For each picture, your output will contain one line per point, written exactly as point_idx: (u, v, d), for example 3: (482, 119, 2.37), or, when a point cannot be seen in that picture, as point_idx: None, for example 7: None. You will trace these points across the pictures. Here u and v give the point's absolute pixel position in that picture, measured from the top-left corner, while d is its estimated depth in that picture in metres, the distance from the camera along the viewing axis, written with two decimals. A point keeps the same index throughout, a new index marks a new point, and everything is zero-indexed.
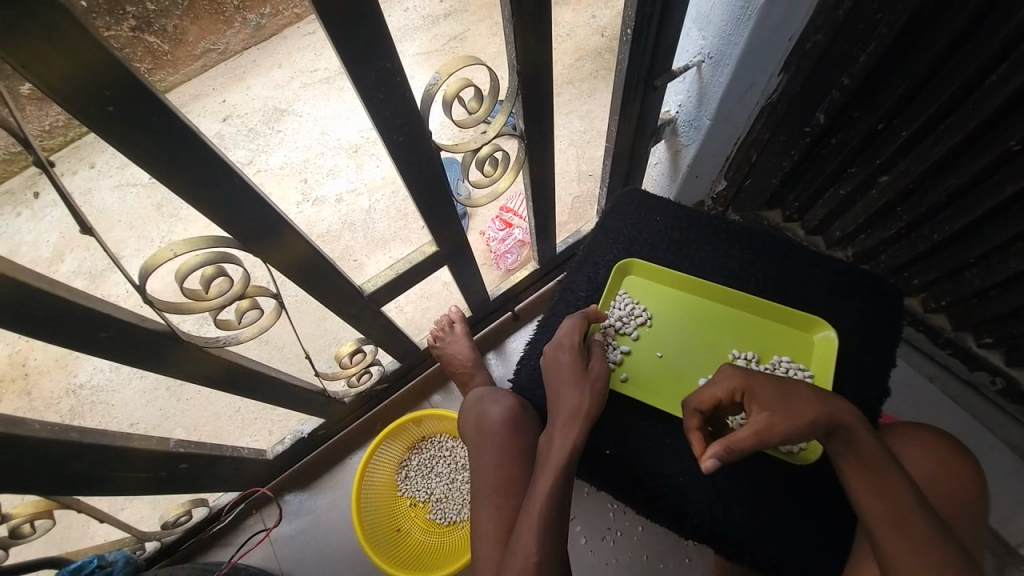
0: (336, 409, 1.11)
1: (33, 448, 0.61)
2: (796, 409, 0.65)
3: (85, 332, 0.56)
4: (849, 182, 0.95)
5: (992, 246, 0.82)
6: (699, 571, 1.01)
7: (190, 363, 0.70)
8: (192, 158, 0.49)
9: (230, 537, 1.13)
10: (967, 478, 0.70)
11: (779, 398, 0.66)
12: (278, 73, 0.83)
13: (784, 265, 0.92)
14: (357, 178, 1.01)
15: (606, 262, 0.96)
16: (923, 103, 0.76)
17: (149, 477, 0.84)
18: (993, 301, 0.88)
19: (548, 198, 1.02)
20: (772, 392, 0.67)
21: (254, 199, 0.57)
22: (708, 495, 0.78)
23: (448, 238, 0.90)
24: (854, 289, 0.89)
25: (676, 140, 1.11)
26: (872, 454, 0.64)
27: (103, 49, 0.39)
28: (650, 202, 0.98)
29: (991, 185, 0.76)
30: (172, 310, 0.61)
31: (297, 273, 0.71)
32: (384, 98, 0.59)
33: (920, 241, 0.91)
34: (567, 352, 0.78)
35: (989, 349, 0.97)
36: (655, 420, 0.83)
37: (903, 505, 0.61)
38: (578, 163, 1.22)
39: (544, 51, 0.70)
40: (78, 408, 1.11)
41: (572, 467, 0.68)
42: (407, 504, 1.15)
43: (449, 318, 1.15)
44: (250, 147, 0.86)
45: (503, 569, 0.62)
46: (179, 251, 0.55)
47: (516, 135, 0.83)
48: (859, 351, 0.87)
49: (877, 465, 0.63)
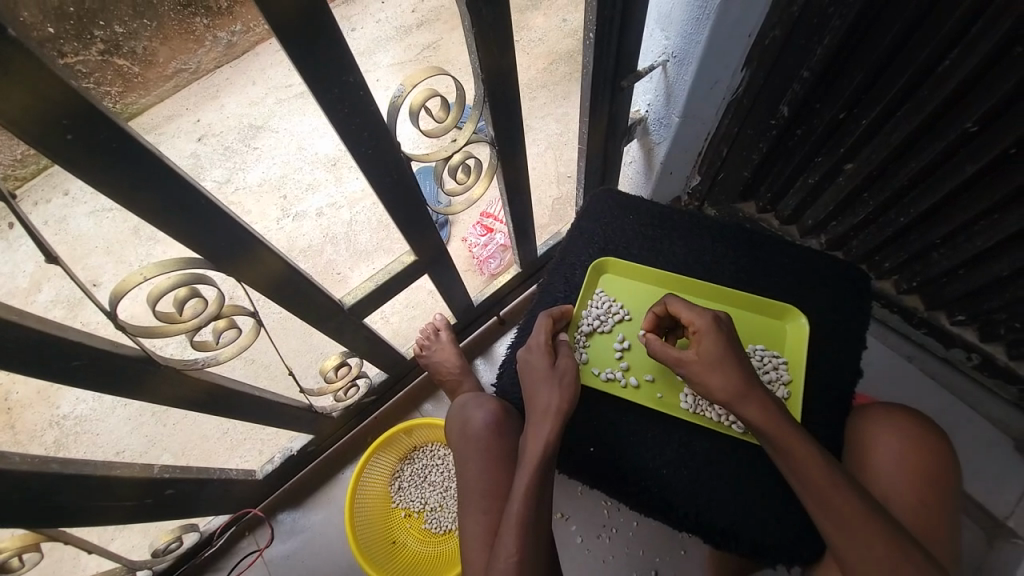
0: (325, 424, 1.10)
1: (10, 483, 0.60)
2: (724, 374, 0.70)
3: (57, 362, 0.55)
4: (816, 172, 0.97)
5: (957, 226, 0.84)
6: (696, 563, 1.02)
7: (169, 388, 0.69)
8: (159, 182, 0.49)
9: (224, 561, 1.12)
10: (940, 460, 0.71)
11: (714, 356, 0.72)
12: (251, 90, 0.85)
13: (757, 255, 0.94)
14: (336, 191, 1.03)
15: (583, 262, 0.97)
16: (880, 91, 0.78)
17: (135, 506, 0.82)
18: (962, 278, 0.91)
19: (525, 201, 1.02)
20: (713, 351, 0.72)
21: (224, 220, 0.57)
22: (697, 485, 0.79)
23: (426, 246, 0.90)
24: (825, 275, 0.91)
25: (648, 139, 1.12)
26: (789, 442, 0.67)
27: (58, 79, 0.39)
28: (623, 200, 1.00)
29: (949, 167, 0.78)
30: (146, 335, 0.60)
31: (274, 290, 0.71)
32: (349, 111, 0.59)
33: (887, 226, 0.94)
34: (539, 354, 0.80)
35: (963, 325, 1.00)
36: (639, 415, 0.84)
37: (831, 494, 0.63)
38: (555, 165, 1.24)
39: (507, 58, 0.71)
40: (61, 439, 1.09)
41: (549, 464, 0.68)
42: (402, 516, 1.14)
43: (434, 326, 1.16)
44: (227, 165, 0.92)
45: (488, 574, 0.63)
46: (150, 276, 0.55)
47: (488, 141, 0.84)
48: (834, 336, 0.88)
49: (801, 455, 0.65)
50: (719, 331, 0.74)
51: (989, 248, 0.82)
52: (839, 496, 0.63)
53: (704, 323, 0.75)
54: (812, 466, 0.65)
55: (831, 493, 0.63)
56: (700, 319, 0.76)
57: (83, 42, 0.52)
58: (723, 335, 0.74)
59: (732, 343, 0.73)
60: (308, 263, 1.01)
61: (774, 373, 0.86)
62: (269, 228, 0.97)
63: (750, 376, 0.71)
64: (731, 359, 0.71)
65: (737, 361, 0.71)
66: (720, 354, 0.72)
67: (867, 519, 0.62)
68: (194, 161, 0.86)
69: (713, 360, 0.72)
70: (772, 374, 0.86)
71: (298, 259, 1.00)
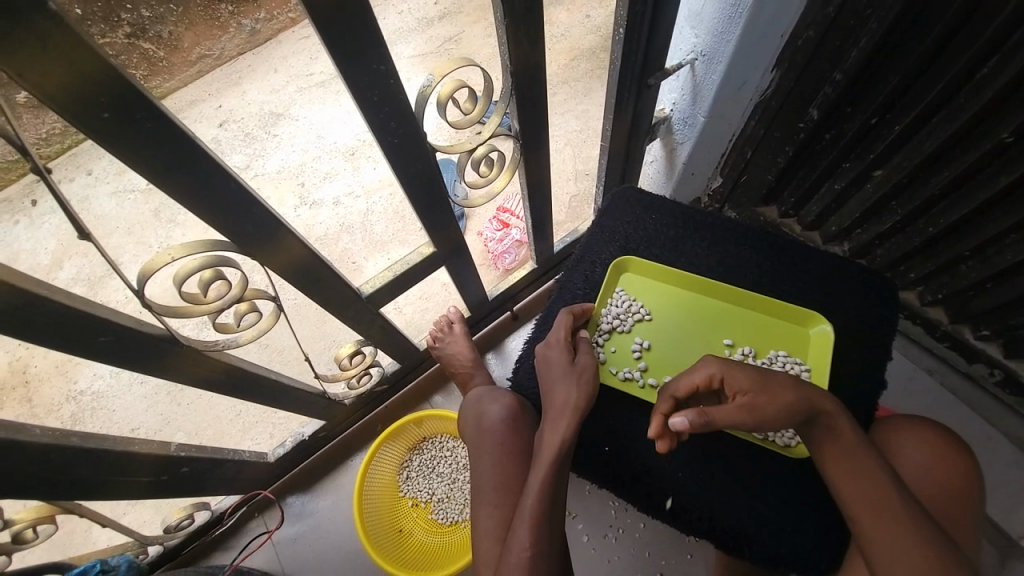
0: (337, 411, 1.11)
1: (32, 454, 0.61)
2: (777, 395, 0.67)
3: (84, 337, 0.56)
4: (843, 177, 0.95)
5: (986, 239, 0.82)
6: (702, 568, 1.01)
7: (189, 368, 0.70)
8: (190, 162, 0.50)
9: (233, 540, 1.13)
10: (965, 472, 0.70)
11: (763, 361, 0.71)
12: (273, 77, 0.88)
13: (780, 260, 0.93)
14: (354, 180, 1.03)
15: (602, 260, 0.96)
16: (917, 97, 0.76)
17: (150, 482, 0.84)
18: (989, 293, 0.89)
19: (544, 196, 1.01)
20: (753, 379, 0.69)
21: (251, 203, 0.57)
22: (711, 489, 0.78)
23: (445, 238, 0.90)
24: (848, 284, 0.90)
25: (671, 138, 1.11)
26: (843, 436, 0.67)
27: (98, 56, 0.39)
28: (645, 199, 0.99)
29: (983, 177, 0.76)
30: (170, 314, 0.60)
31: (296, 276, 0.71)
32: (379, 100, 0.59)
33: (915, 235, 0.92)
34: (558, 350, 0.79)
35: (986, 341, 0.98)
36: (654, 417, 0.83)
37: (873, 482, 0.64)
38: (574, 162, 1.23)
39: (536, 51, 0.70)
40: (77, 414, 1.12)
41: (564, 461, 0.68)
42: (409, 505, 1.15)
43: (448, 319, 1.16)
44: (247, 151, 0.92)
45: (500, 567, 0.63)
46: (177, 256, 0.55)
47: (511, 136, 0.84)
48: (856, 345, 0.87)
49: (854, 446, 0.66)
50: (738, 366, 0.71)
51: (1019, 262, 0.80)
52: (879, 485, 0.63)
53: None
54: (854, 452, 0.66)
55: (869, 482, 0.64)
56: (737, 327, 0.76)
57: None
58: (765, 342, 0.74)
59: (772, 349, 0.73)
60: (324, 251, 1.03)
61: None
62: (288, 214, 0.98)
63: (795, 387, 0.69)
64: (771, 377, 0.69)
65: (778, 379, 0.69)
66: (764, 382, 0.68)
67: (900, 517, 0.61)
68: (214, 144, 0.87)
69: (759, 364, 0.71)
70: None
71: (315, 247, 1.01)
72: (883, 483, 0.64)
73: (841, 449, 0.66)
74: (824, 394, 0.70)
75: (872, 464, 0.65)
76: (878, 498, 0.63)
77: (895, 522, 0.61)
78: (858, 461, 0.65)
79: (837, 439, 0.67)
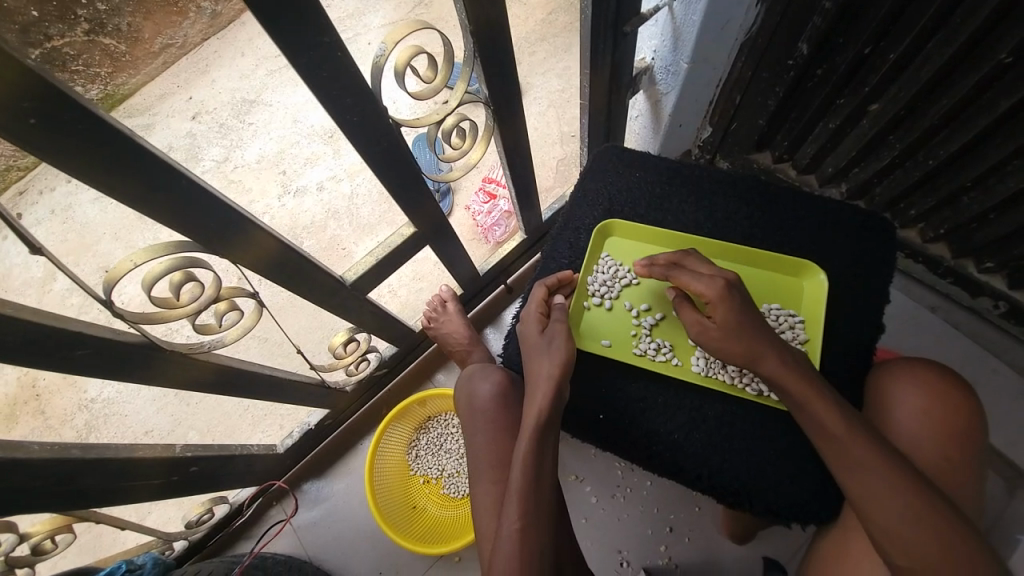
0: (339, 398, 1.12)
1: (33, 469, 0.62)
2: (745, 339, 0.69)
3: (60, 351, 0.54)
4: (837, 115, 0.91)
5: (986, 168, 0.79)
6: (710, 519, 1.04)
7: (176, 373, 0.69)
8: (138, 164, 0.47)
9: (252, 529, 1.17)
10: (965, 413, 0.69)
11: (732, 327, 0.70)
12: (242, 63, 0.76)
13: (772, 208, 0.89)
14: (336, 164, 0.96)
15: (586, 225, 0.93)
16: (910, 20, 0.71)
17: (161, 484, 0.85)
18: (992, 223, 0.86)
19: (526, 163, 0.98)
20: (731, 317, 0.70)
21: (208, 200, 0.55)
22: (708, 447, 0.77)
23: (424, 216, 0.87)
24: (844, 227, 0.87)
25: (655, 89, 1.04)
26: (810, 397, 0.66)
27: (11, 58, 0.36)
28: (629, 157, 0.95)
29: (982, 104, 0.72)
30: (144, 321, 0.59)
31: (271, 270, 0.69)
32: (329, 77, 0.55)
33: (914, 170, 0.88)
34: (532, 322, 0.79)
35: (990, 273, 0.96)
36: (647, 380, 0.82)
37: (854, 446, 0.62)
38: (559, 125, 1.18)
39: (498, 7, 0.65)
40: (90, 422, 1.13)
41: (548, 430, 0.67)
42: (421, 482, 1.17)
43: (441, 298, 1.14)
44: (223, 143, 0.82)
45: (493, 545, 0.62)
46: (139, 262, 0.54)
47: (481, 101, 0.79)
48: (853, 290, 0.84)
49: (829, 416, 0.64)
50: (731, 296, 0.71)
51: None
52: (867, 449, 0.61)
53: (714, 290, 0.72)
54: (827, 414, 0.64)
55: (852, 449, 0.62)
56: (707, 288, 0.72)
57: (66, 22, 0.50)
58: (738, 303, 0.71)
59: (746, 308, 0.71)
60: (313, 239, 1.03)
61: (790, 333, 0.83)
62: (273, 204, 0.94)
63: (765, 335, 0.70)
64: (750, 321, 0.70)
65: (755, 322, 0.70)
66: (739, 321, 0.70)
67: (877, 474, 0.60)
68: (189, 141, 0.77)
69: (731, 330, 0.70)
70: (789, 335, 0.83)
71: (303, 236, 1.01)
72: (871, 446, 0.61)
73: (812, 407, 0.65)
74: (784, 352, 0.69)
75: (847, 418, 0.63)
76: (862, 451, 0.61)
77: (874, 484, 0.60)
78: (828, 419, 0.64)
79: (799, 395, 0.66)
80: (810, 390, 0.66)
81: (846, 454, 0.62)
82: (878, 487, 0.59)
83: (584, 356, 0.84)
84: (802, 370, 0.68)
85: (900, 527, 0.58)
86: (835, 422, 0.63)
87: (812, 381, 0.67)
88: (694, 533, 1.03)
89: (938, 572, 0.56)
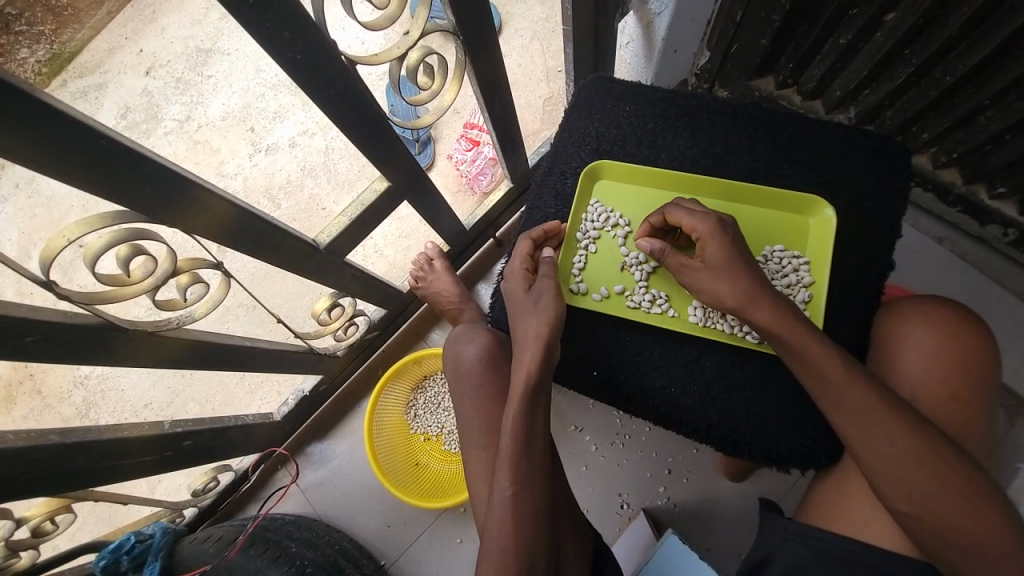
0: (331, 364, 1.10)
1: (11, 459, 0.60)
2: (728, 278, 0.68)
3: (7, 340, 0.50)
4: (849, 29, 0.81)
5: (1009, 82, 0.72)
6: (707, 460, 1.06)
7: (146, 352, 0.66)
8: (55, 128, 0.41)
9: (259, 493, 1.19)
10: (977, 353, 0.66)
11: (721, 266, 0.69)
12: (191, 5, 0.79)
13: (775, 139, 0.82)
14: (306, 116, 0.93)
15: (573, 170, 0.86)
16: None
17: (156, 459, 0.84)
18: (1008, 145, 0.80)
19: (506, 103, 0.89)
20: (719, 256, 0.69)
21: (146, 164, 0.49)
22: (707, 398, 0.75)
23: (396, 169, 0.80)
24: (853, 156, 0.80)
25: (646, 10, 0.92)
26: (802, 338, 0.64)
27: None
28: (618, 90, 0.86)
29: (1008, 7, 0.65)
30: (96, 302, 0.55)
31: (231, 236, 0.64)
32: (256, 4, 0.46)
33: (930, 88, 0.80)
34: (517, 279, 0.75)
35: (1002, 199, 0.91)
36: (643, 333, 0.79)
37: (841, 391, 0.61)
38: (544, 58, 1.08)
39: None
40: (89, 398, 1.14)
41: (537, 394, 0.65)
42: (421, 439, 1.17)
43: (427, 256, 1.09)
44: (184, 100, 0.89)
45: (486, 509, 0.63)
46: (75, 236, 0.48)
47: (448, 32, 0.70)
48: (861, 225, 0.79)
49: (819, 361, 0.63)
50: (721, 235, 0.70)
51: None
52: (858, 396, 0.60)
53: (704, 228, 0.71)
54: (813, 354, 0.63)
55: (840, 394, 0.61)
56: (699, 223, 0.71)
57: None
58: (728, 240, 0.70)
59: (735, 246, 0.70)
60: (291, 200, 0.99)
61: (794, 276, 0.79)
62: (243, 164, 0.95)
63: (755, 277, 0.68)
64: (737, 261, 0.69)
65: (742, 262, 0.69)
66: (725, 260, 0.69)
67: (875, 418, 0.59)
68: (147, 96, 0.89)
69: (717, 269, 0.69)
70: (792, 277, 0.79)
71: (280, 197, 0.99)
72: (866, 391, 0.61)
73: (803, 347, 0.64)
74: (780, 296, 0.67)
75: (834, 365, 0.62)
76: (843, 397, 0.61)
77: (869, 427, 0.59)
78: (821, 354, 0.63)
79: (789, 334, 0.64)
80: (800, 330, 0.64)
81: (837, 396, 0.61)
82: (879, 429, 0.59)
83: (576, 312, 0.80)
84: (793, 309, 0.66)
85: (887, 468, 0.59)
86: (828, 361, 0.62)
87: (804, 323, 0.65)
88: (692, 474, 1.05)
89: (938, 510, 0.57)
